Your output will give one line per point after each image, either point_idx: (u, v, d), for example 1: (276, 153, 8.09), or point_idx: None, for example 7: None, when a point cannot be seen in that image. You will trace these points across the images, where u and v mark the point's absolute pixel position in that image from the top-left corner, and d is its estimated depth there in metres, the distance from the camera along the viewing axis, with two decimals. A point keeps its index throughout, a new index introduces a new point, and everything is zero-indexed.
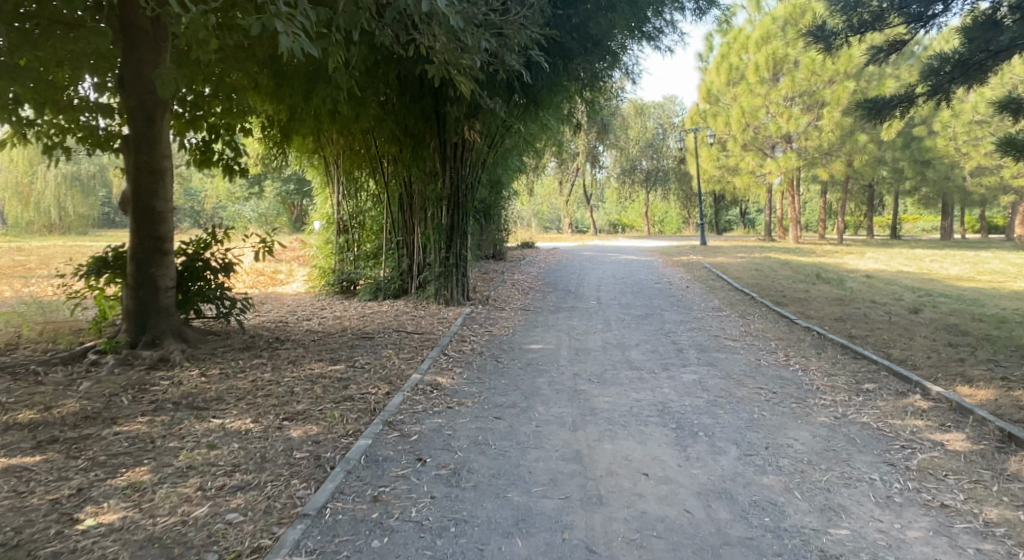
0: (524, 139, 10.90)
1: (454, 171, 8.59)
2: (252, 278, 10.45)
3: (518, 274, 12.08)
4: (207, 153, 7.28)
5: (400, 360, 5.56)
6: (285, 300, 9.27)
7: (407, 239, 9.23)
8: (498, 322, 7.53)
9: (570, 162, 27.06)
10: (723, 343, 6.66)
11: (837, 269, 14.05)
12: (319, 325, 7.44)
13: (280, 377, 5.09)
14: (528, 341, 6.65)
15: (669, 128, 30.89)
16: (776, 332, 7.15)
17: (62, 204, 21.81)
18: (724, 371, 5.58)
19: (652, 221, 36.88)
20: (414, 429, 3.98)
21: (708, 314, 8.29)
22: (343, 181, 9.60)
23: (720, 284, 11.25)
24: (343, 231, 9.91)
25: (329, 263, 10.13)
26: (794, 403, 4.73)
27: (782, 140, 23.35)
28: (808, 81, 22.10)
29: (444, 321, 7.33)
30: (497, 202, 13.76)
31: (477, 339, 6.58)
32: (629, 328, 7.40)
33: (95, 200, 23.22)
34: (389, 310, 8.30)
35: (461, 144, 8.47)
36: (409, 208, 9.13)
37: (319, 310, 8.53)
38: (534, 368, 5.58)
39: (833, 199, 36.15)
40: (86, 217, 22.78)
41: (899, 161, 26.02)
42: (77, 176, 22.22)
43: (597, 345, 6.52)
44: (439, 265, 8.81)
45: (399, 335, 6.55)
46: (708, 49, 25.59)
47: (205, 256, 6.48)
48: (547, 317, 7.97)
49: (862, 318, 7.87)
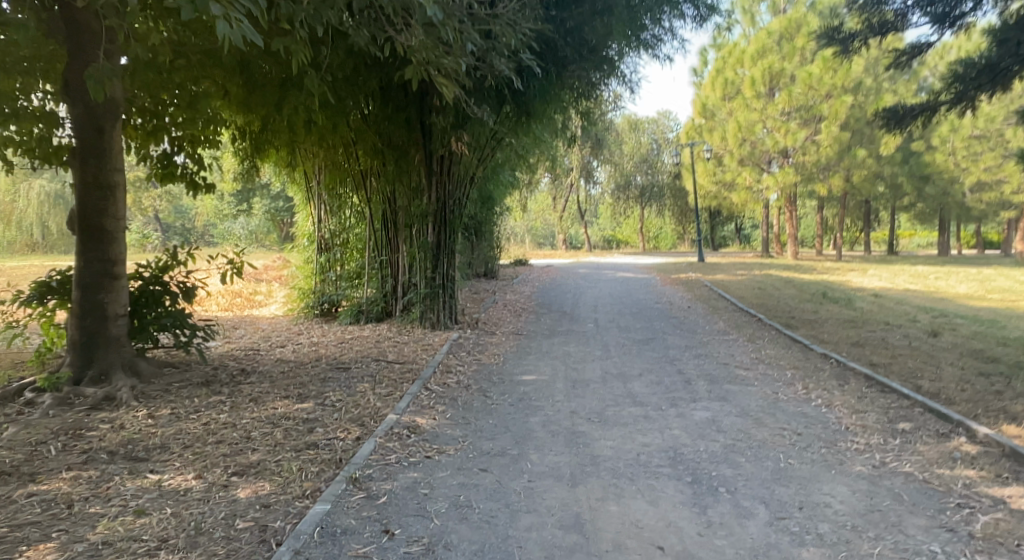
0: (515, 154, 10.35)
1: (440, 186, 8.03)
2: (226, 300, 9.82)
3: (510, 294, 11.49)
4: (169, 167, 6.70)
5: (375, 396, 4.96)
6: (260, 324, 8.63)
7: (392, 258, 8.63)
8: (488, 348, 6.92)
9: (564, 178, 26.59)
10: (734, 372, 6.08)
11: (842, 288, 13.54)
12: (293, 353, 6.82)
13: (237, 420, 4.47)
14: (520, 371, 6.05)
15: (664, 143, 30.54)
16: (790, 360, 6.57)
17: (45, 221, 20.69)
18: (739, 406, 5.00)
19: (646, 238, 36.42)
20: (383, 487, 3.38)
21: (714, 339, 7.72)
22: (324, 197, 9.03)
23: (723, 305, 10.69)
24: (323, 249, 9.30)
25: (309, 283, 9.53)
26: (823, 449, 4.14)
27: (779, 154, 22.96)
28: (806, 95, 21.64)
29: (429, 349, 6.74)
30: (488, 219, 13.22)
31: (463, 370, 5.98)
32: (630, 355, 6.81)
33: None
34: (371, 335, 7.69)
35: (447, 157, 7.94)
36: (393, 226, 8.56)
37: (296, 335, 7.91)
38: (527, 405, 4.98)
39: (829, 215, 35.80)
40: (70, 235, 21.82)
41: (898, 177, 25.66)
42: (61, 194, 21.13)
43: (596, 375, 5.94)
44: (425, 286, 8.19)
45: (378, 365, 5.95)
46: (702, 64, 25.29)
47: (165, 280, 5.91)
48: (541, 342, 7.37)
49: (881, 344, 7.31)
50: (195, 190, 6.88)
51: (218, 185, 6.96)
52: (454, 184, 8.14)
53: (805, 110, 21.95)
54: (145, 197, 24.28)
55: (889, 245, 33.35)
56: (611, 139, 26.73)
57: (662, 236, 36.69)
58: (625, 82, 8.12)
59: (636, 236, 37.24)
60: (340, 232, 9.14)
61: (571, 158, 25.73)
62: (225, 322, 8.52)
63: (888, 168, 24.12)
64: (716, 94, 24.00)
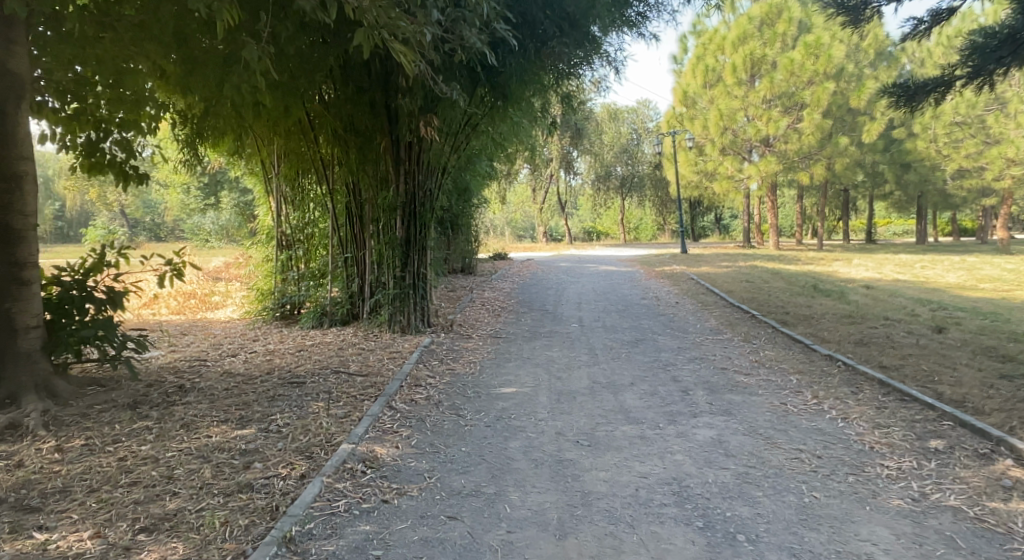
0: (491, 141, 9.64)
1: (408, 175, 7.31)
2: (177, 302, 9.03)
3: (488, 291, 10.82)
4: (96, 155, 5.93)
5: (330, 418, 4.27)
6: (213, 329, 7.87)
7: (357, 255, 7.90)
8: (462, 355, 6.25)
9: (543, 169, 25.97)
10: (735, 381, 5.49)
11: (832, 279, 13.05)
12: (243, 364, 6.08)
13: (160, 454, 3.77)
14: (498, 382, 5.41)
15: (643, 133, 30.00)
16: (793, 364, 6.00)
17: None
18: (746, 422, 4.40)
19: (627, 228, 35.92)
20: (325, 552, 2.77)
21: (708, 339, 7.14)
22: (284, 189, 8.28)
23: (712, 300, 10.12)
24: (283, 246, 8.54)
25: (269, 283, 8.76)
26: (851, 476, 3.55)
27: (761, 143, 22.53)
28: (787, 82, 21.19)
29: (396, 357, 6.05)
30: (464, 212, 12.53)
31: (434, 382, 5.31)
32: (618, 360, 6.20)
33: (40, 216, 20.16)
34: (333, 341, 6.98)
35: (416, 144, 7.23)
36: (358, 221, 7.80)
37: (251, 342, 7.18)
38: (506, 425, 4.34)
39: (809, 204, 35.59)
40: None
41: (880, 165, 25.35)
42: None
43: (583, 386, 5.31)
44: (394, 286, 7.44)
45: (338, 378, 5.27)
46: (682, 51, 24.74)
47: (89, 284, 5.16)
48: (521, 346, 6.73)
49: (888, 342, 6.76)
50: (125, 182, 6.14)
51: (152, 177, 6.22)
52: (423, 174, 7.42)
53: (787, 98, 21.53)
54: (110, 193, 23.28)
55: (868, 233, 33.17)
56: (590, 129, 26.15)
57: (643, 226, 36.26)
58: (609, 60, 7.46)
59: (616, 227, 36.74)
60: (302, 227, 8.39)
61: (550, 149, 25.12)
62: (172, 328, 7.74)
63: (870, 156, 23.81)
64: (697, 81, 23.44)
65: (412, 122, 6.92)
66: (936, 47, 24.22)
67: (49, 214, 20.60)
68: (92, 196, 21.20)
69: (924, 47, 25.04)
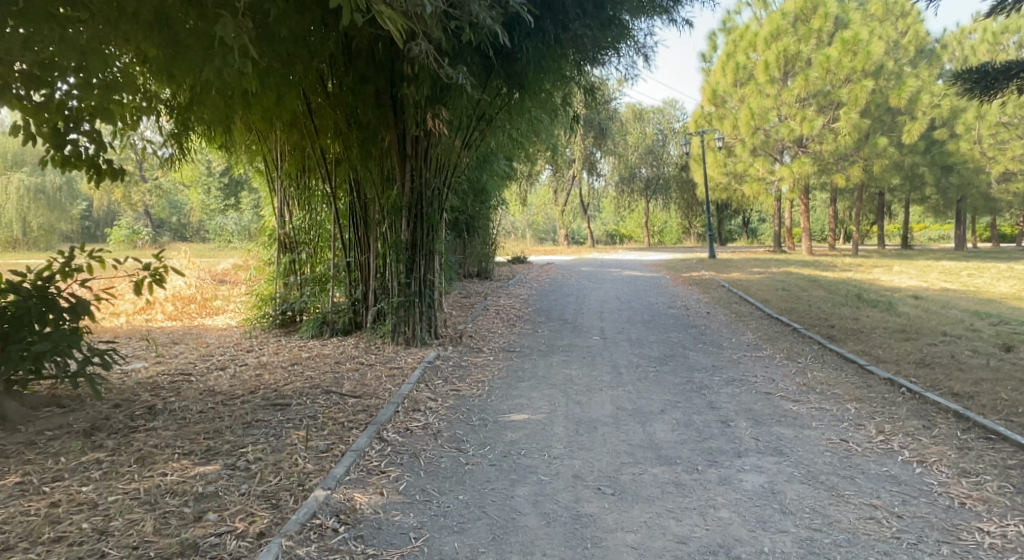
0: (508, 138, 8.99)
1: (415, 173, 6.67)
2: (174, 307, 8.48)
3: (505, 298, 10.15)
4: (65, 148, 5.37)
5: (308, 454, 3.64)
6: (207, 338, 7.32)
7: (361, 260, 7.28)
8: (470, 373, 5.59)
9: (566, 170, 25.28)
10: (782, 409, 4.77)
11: (876, 288, 12.19)
12: (229, 380, 5.47)
13: (99, 499, 3.16)
14: (509, 406, 4.74)
15: (670, 134, 29.16)
16: (847, 389, 5.27)
17: (24, 220, 18.20)
18: (802, 467, 3.69)
19: (651, 232, 35.01)
20: None
21: (746, 357, 6.41)
22: (284, 186, 7.71)
23: (747, 310, 9.38)
24: (286, 248, 7.96)
25: (268, 287, 8.18)
26: (943, 546, 2.84)
27: (794, 143, 21.61)
28: (822, 80, 20.27)
29: (396, 375, 5.41)
30: (481, 213, 11.92)
31: (436, 405, 4.66)
32: (647, 380, 5.51)
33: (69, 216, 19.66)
34: (331, 353, 6.36)
35: (424, 139, 6.62)
36: (362, 222, 7.18)
37: (243, 353, 6.60)
38: (515, 464, 3.67)
39: (843, 208, 34.42)
40: (52, 233, 19.14)
41: (920, 167, 23.65)
42: (42, 189, 18.48)
43: (606, 413, 4.63)
44: (398, 294, 6.79)
45: (328, 401, 4.63)
46: (711, 49, 23.92)
47: (52, 292, 4.58)
48: (537, 363, 6.06)
49: (952, 363, 6.01)
50: (99, 177, 5.60)
51: (129, 172, 5.68)
52: (432, 171, 6.78)
53: (822, 96, 20.57)
54: (134, 193, 23.12)
55: (904, 238, 31.94)
56: (615, 129, 25.35)
57: (668, 230, 35.38)
58: (638, 48, 6.74)
59: (641, 230, 35.89)
60: (304, 229, 7.80)
61: (573, 150, 24.45)
62: (163, 337, 7.21)
63: (910, 158, 22.76)
64: (727, 79, 22.58)
65: (419, 114, 6.30)
66: (980, 44, 23.10)
67: (72, 214, 20.49)
68: (116, 195, 21.09)
69: (966, 44, 23.91)
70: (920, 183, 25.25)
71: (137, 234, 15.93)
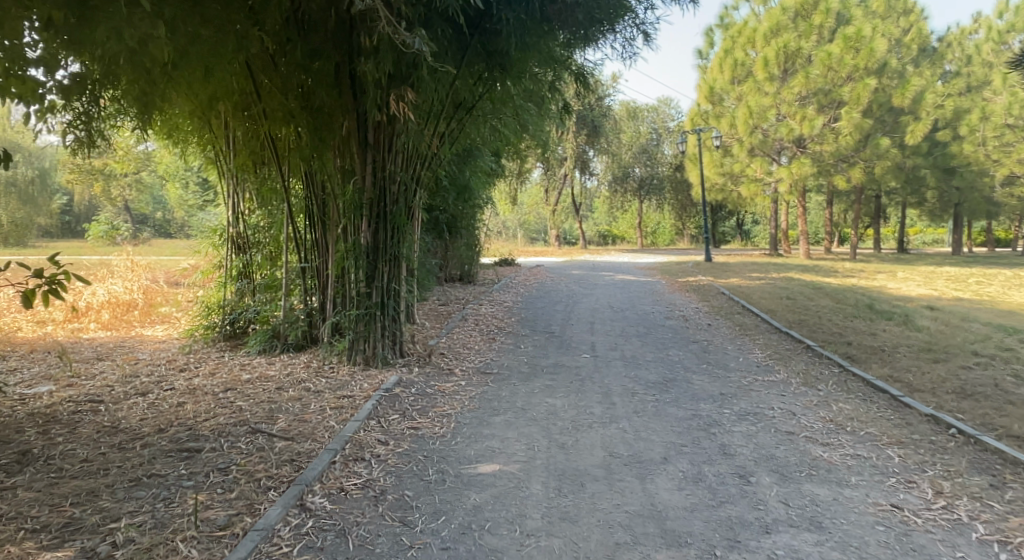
0: (490, 131, 8.07)
1: (378, 166, 5.68)
2: (110, 314, 7.53)
3: (487, 305, 9.22)
4: None
5: (199, 537, 2.73)
6: (138, 353, 6.37)
7: (318, 265, 6.29)
8: (435, 404, 4.67)
9: (557, 168, 24.31)
10: (812, 457, 3.89)
11: (887, 297, 11.36)
12: (142, 413, 4.54)
13: None
14: (477, 452, 3.83)
15: (664, 133, 28.32)
16: (884, 428, 4.39)
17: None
18: (851, 551, 2.83)
19: (644, 233, 34.12)
20: None
21: (757, 383, 5.54)
22: (234, 177, 6.74)
23: (751, 322, 8.53)
24: (238, 250, 6.99)
25: (215, 294, 7.19)
26: None
27: (793, 144, 20.79)
28: (824, 78, 19.43)
29: (344, 407, 4.48)
30: (463, 212, 11.03)
31: (385, 453, 3.73)
32: (645, 415, 4.62)
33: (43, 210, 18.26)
34: (277, 376, 5.39)
35: (388, 124, 5.64)
36: (318, 221, 6.18)
37: (175, 374, 5.65)
38: (475, 549, 2.77)
39: (839, 212, 33.72)
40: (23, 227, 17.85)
41: (921, 169, 22.88)
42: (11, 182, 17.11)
43: (596, 463, 3.73)
44: (355, 307, 5.75)
45: (248, 449, 3.69)
46: (708, 45, 23.07)
47: None
48: (515, 389, 5.15)
49: (999, 393, 5.16)
50: None
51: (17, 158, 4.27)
52: (397, 163, 5.79)
53: (822, 95, 19.81)
54: (112, 189, 21.85)
55: (900, 242, 31.26)
56: (608, 126, 24.40)
57: (660, 231, 34.52)
58: (638, 23, 5.86)
59: (633, 231, 34.99)
60: (258, 228, 6.84)
61: (564, 148, 23.56)
62: (86, 353, 6.27)
63: (911, 160, 22.01)
64: (724, 76, 21.72)
65: (382, 94, 5.34)
66: (985, 43, 22.40)
67: (50, 208, 19.62)
68: (98, 189, 20.29)
69: (969, 45, 23.22)
70: (921, 186, 24.52)
71: (116, 230, 15.04)
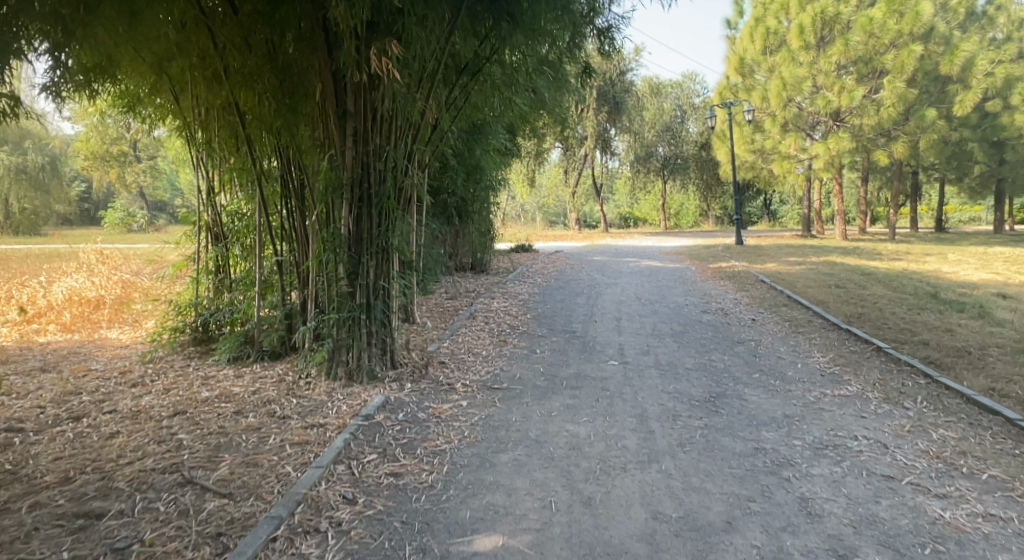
0: (501, 104, 7.02)
1: (359, 138, 4.65)
2: (72, 314, 6.70)
3: (499, 299, 8.22)
4: None
5: None
6: (92, 362, 5.47)
7: (297, 259, 5.31)
8: (426, 435, 3.70)
9: (576, 148, 23.05)
10: (929, 520, 2.88)
11: (948, 283, 10.16)
12: (59, 447, 3.62)
13: None
14: (477, 515, 2.87)
15: (689, 109, 26.92)
16: (1013, 471, 3.37)
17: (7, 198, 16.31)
18: None
19: (668, 215, 32.75)
20: None
21: (828, 400, 4.51)
22: (203, 154, 5.79)
23: (802, 316, 7.45)
24: (214, 240, 6.04)
25: (187, 292, 6.27)
26: None
27: (829, 117, 19.42)
28: (865, 45, 17.91)
29: (308, 443, 3.50)
30: (474, 194, 10.00)
31: (349, 519, 2.78)
32: (695, 449, 3.62)
33: (59, 195, 17.64)
34: (240, 395, 4.44)
35: (371, 87, 4.60)
36: (295, 206, 5.18)
37: (123, 391, 4.73)
38: None
39: (874, 190, 32.12)
40: (38, 213, 17.28)
41: (968, 143, 21.37)
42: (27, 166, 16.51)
43: (639, 532, 2.77)
44: (336, 310, 4.76)
45: (165, 516, 2.75)
46: (737, 14, 21.63)
47: None
48: (528, 412, 4.17)
49: None
50: None
51: None
52: (384, 136, 4.77)
53: (864, 64, 18.35)
54: (125, 174, 21.15)
55: (938, 220, 29.66)
56: (631, 102, 23.05)
57: (684, 212, 33.16)
58: None
59: (656, 213, 33.60)
60: (231, 214, 5.87)
61: (584, 126, 22.33)
62: (30, 363, 5.38)
63: (958, 133, 20.52)
64: (755, 46, 20.27)
65: (360, 47, 4.30)
66: None
67: (67, 195, 18.97)
68: (112, 175, 19.55)
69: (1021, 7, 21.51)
70: (966, 161, 22.99)
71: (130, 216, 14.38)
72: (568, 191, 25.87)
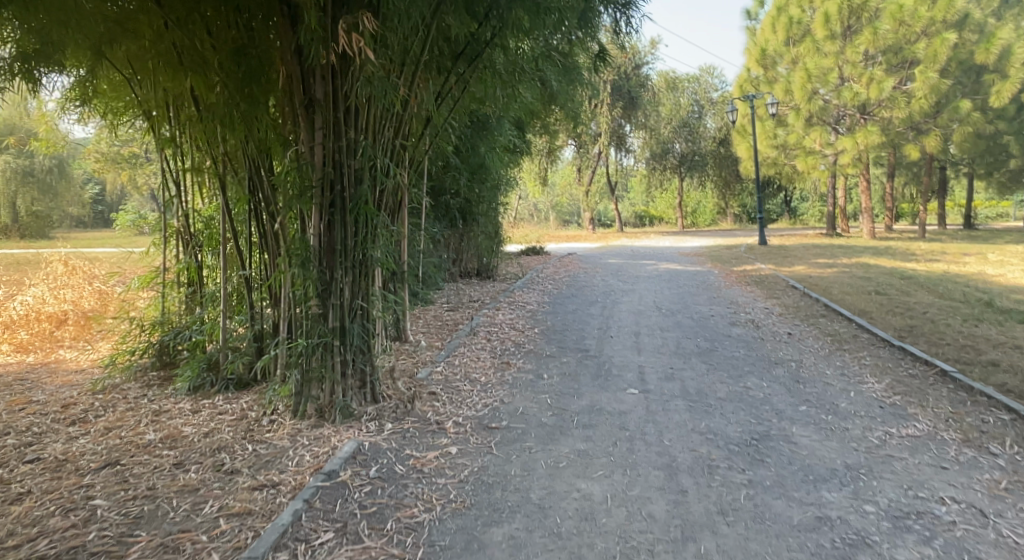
0: (505, 98, 6.27)
1: (328, 132, 3.89)
2: (30, 333, 6.07)
3: (504, 310, 7.45)
4: None
5: None
6: (34, 391, 4.81)
7: (267, 273, 4.58)
8: (402, 500, 2.97)
9: (590, 145, 22.16)
10: None
11: (999, 288, 9.27)
12: None
13: None
14: None
15: (706, 104, 26.00)
16: None
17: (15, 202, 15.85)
18: None
19: (684, 213, 31.81)
20: None
21: (896, 444, 3.72)
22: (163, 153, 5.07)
23: (845, 329, 6.63)
24: (181, 250, 5.34)
25: (149, 309, 5.57)
26: None
27: (856, 110, 18.44)
28: (895, 34, 16.89)
29: (250, 517, 2.77)
30: (478, 195, 9.26)
31: None
32: (740, 520, 2.86)
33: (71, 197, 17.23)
34: (188, 439, 3.71)
35: (342, 71, 3.85)
36: (262, 213, 4.43)
37: (54, 431, 4.02)
38: None
39: (899, 185, 30.97)
40: (48, 217, 16.84)
41: (1003, 136, 20.31)
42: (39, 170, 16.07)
43: None
44: (305, 335, 4.01)
45: None
46: (757, 4, 20.72)
47: None
48: (530, 462, 3.41)
49: None
50: None
51: None
52: (361, 129, 4.03)
53: (893, 53, 17.38)
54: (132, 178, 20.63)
55: (968, 217, 28.47)
56: (647, 97, 22.12)
57: (701, 211, 32.13)
58: None
59: (672, 211, 32.61)
60: (197, 221, 5.15)
61: (599, 123, 21.46)
62: None
63: (993, 125, 19.47)
64: (777, 36, 19.26)
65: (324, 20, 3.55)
66: None
67: (81, 197, 18.59)
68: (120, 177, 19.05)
69: None
70: (1001, 155, 21.89)
71: None
72: (581, 190, 25.00)
